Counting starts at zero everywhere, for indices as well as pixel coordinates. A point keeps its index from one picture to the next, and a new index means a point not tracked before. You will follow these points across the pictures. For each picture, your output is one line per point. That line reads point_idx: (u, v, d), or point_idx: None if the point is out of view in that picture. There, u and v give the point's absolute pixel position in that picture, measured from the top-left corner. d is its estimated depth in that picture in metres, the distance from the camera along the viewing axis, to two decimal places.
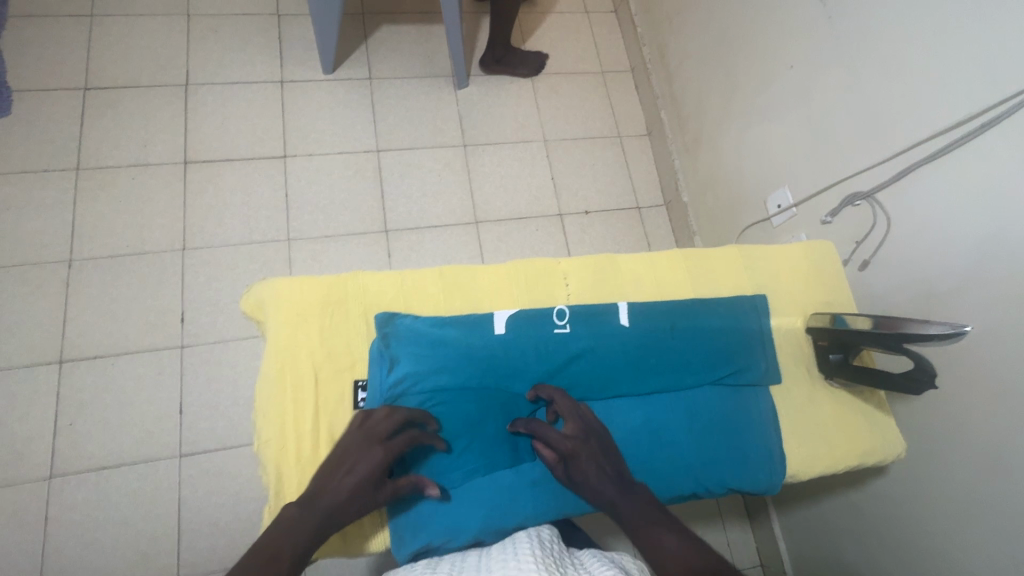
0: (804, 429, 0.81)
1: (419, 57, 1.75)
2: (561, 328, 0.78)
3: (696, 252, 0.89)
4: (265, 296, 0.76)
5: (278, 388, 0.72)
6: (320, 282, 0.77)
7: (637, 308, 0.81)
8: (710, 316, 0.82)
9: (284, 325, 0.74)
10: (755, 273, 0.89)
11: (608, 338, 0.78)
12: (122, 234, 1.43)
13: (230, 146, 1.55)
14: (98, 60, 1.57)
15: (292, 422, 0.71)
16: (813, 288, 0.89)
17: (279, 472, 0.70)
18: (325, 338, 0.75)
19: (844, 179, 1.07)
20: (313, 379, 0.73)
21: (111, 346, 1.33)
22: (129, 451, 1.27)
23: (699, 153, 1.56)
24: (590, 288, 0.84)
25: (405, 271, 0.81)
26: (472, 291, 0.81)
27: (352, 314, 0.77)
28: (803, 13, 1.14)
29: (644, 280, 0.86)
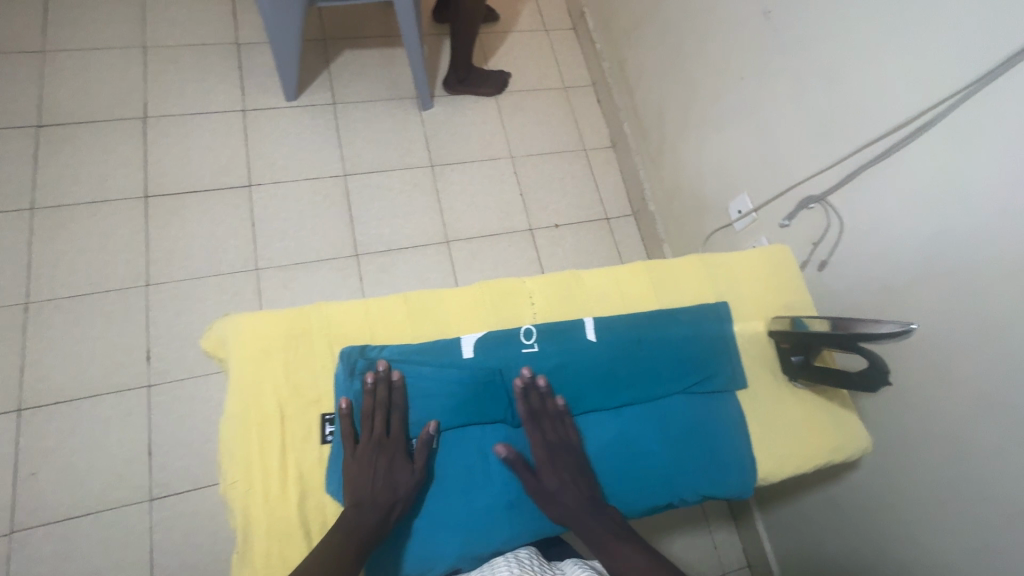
0: (772, 431, 0.83)
1: (383, 80, 1.76)
2: (529, 347, 0.78)
3: (660, 263, 0.90)
4: (227, 333, 0.75)
5: (243, 427, 0.70)
6: (281, 315, 0.76)
7: (604, 323, 0.82)
8: (677, 326, 0.83)
9: (246, 362, 0.72)
10: (718, 281, 0.91)
11: (576, 355, 0.79)
12: (83, 274, 1.39)
13: (193, 178, 1.53)
14: (52, 97, 1.54)
15: (259, 461, 0.70)
16: (774, 292, 0.91)
17: (247, 515, 0.68)
18: (290, 372, 0.74)
19: (798, 184, 1.11)
20: (279, 415, 0.72)
21: (74, 390, 1.29)
22: (96, 498, 1.22)
23: (662, 163, 1.60)
24: (556, 306, 0.84)
25: (369, 299, 0.80)
26: (438, 315, 0.81)
27: (316, 346, 0.76)
28: (747, 27, 1.19)
29: (610, 294, 0.86)
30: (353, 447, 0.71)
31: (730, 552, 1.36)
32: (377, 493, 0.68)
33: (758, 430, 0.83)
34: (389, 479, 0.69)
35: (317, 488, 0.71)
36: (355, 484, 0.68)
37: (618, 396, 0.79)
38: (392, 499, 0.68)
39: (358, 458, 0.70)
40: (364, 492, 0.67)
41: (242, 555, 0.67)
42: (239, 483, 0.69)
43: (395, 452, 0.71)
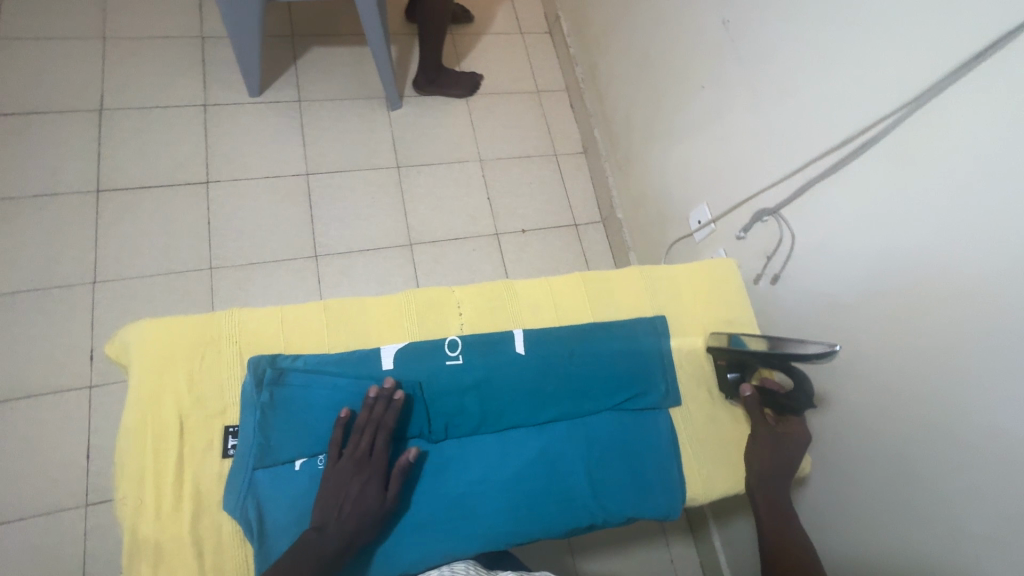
0: (704, 450, 0.82)
1: (351, 79, 1.73)
2: (452, 359, 0.76)
3: (596, 274, 0.88)
4: (129, 339, 0.71)
5: (137, 440, 0.67)
6: (190, 321, 0.73)
7: (533, 335, 0.79)
8: (608, 340, 0.82)
9: (146, 370, 0.69)
10: (657, 294, 0.89)
11: (502, 368, 0.76)
12: (27, 269, 1.34)
13: (148, 173, 1.49)
14: (3, 86, 1.50)
15: (151, 476, 0.67)
16: (713, 307, 0.90)
17: (134, 535, 0.65)
18: (194, 382, 0.71)
19: (753, 197, 1.10)
20: (178, 427, 0.69)
21: (10, 390, 1.24)
22: (28, 503, 1.17)
23: (629, 171, 1.58)
24: (486, 316, 0.81)
25: (287, 306, 0.77)
26: (360, 323, 0.78)
27: (225, 354, 0.73)
28: (707, 36, 1.18)
29: (543, 305, 0.84)
30: (332, 465, 0.68)
31: (685, 567, 1.34)
32: (345, 519, 0.65)
33: (688, 448, 0.82)
34: (359, 504, 0.66)
35: (213, 506, 0.68)
36: (325, 505, 0.66)
37: (546, 415, 0.77)
38: (360, 524, 0.66)
39: (337, 477, 0.67)
40: (332, 516, 0.65)
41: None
42: (129, 500, 0.66)
43: (377, 473, 0.68)
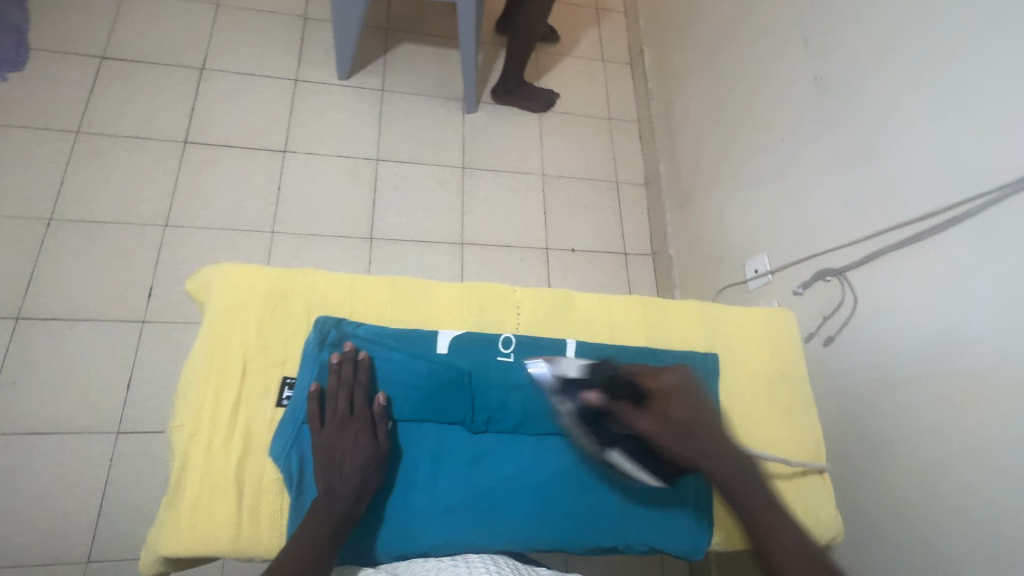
0: (740, 496, 0.80)
1: (434, 78, 1.80)
2: (504, 356, 0.78)
3: (657, 302, 0.88)
4: (212, 279, 0.76)
5: (203, 373, 0.71)
6: (270, 273, 0.77)
7: (586, 349, 0.81)
8: (659, 368, 0.81)
9: (222, 311, 0.73)
10: (714, 332, 0.88)
11: (552, 375, 0.76)
12: (108, 202, 1.42)
13: (232, 133, 1.57)
14: (121, 34, 1.61)
15: (210, 410, 0.70)
16: (769, 356, 0.88)
17: (184, 463, 0.67)
18: (263, 330, 0.74)
19: (817, 254, 1.08)
20: (240, 368, 0.72)
21: (71, 311, 1.31)
22: (65, 420, 1.23)
23: (689, 210, 1.58)
24: (542, 322, 0.83)
25: (359, 276, 0.81)
26: (422, 306, 0.81)
27: (296, 309, 0.77)
28: (795, 90, 1.18)
29: (599, 321, 0.85)
30: (319, 431, 0.69)
31: None
32: (346, 479, 0.67)
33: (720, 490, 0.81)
34: (356, 461, 0.68)
35: (260, 449, 0.71)
36: (327, 470, 0.68)
37: (531, 412, 0.77)
38: (365, 478, 0.68)
39: (328, 442, 0.69)
40: (337, 475, 0.67)
41: (172, 500, 0.66)
42: (186, 428, 0.69)
43: (362, 429, 0.70)
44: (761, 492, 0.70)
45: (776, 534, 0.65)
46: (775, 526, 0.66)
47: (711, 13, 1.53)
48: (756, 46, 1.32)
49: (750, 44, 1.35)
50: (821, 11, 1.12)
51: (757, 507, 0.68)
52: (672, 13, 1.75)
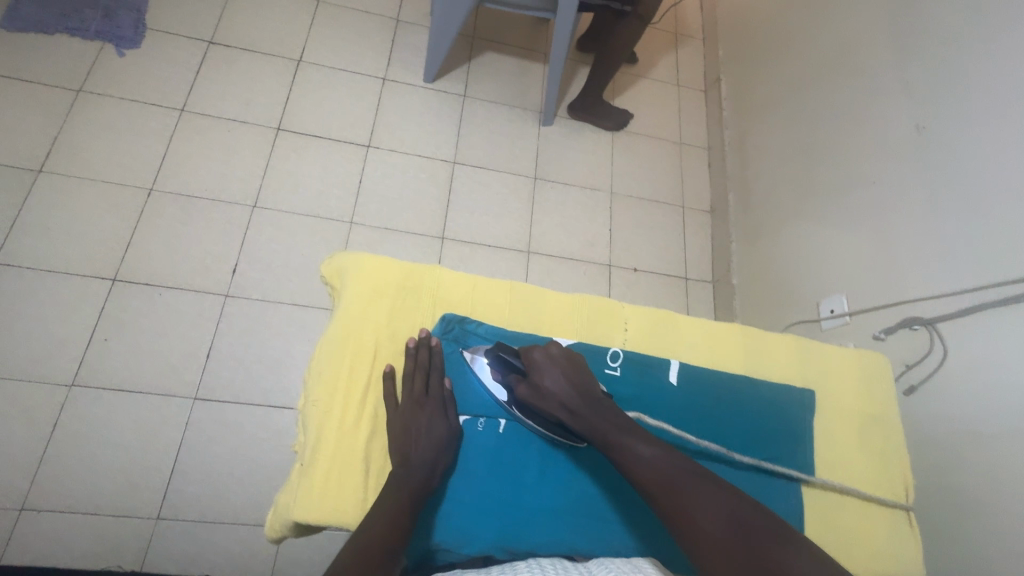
0: (829, 532, 0.83)
1: (514, 88, 1.84)
2: (611, 370, 0.84)
3: (752, 331, 0.95)
4: (349, 266, 0.86)
5: (341, 351, 0.80)
6: (400, 266, 0.87)
7: (687, 370, 0.87)
8: (757, 397, 0.87)
9: (360, 295, 0.83)
10: (809, 370, 0.94)
11: (657, 392, 0.83)
12: (204, 178, 1.50)
13: (322, 124, 1.64)
14: (229, 21, 1.70)
15: (345, 388, 0.78)
16: (860, 400, 0.94)
17: (319, 434, 0.75)
18: (393, 318, 0.84)
19: (905, 301, 1.08)
20: (370, 354, 0.81)
21: (162, 277, 1.38)
22: (149, 380, 1.29)
23: (758, 242, 1.58)
24: (645, 339, 0.90)
25: (480, 278, 0.91)
26: (538, 313, 0.90)
27: (422, 304, 0.87)
28: (895, 137, 1.19)
29: (698, 344, 0.92)
30: (393, 408, 0.78)
31: None
32: (422, 452, 0.73)
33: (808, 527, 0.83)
34: (430, 435, 0.75)
35: (383, 432, 0.79)
36: (404, 443, 0.75)
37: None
38: (437, 453, 0.74)
39: (403, 417, 0.77)
40: (413, 446, 0.74)
41: (308, 469, 0.73)
42: (321, 404, 0.77)
43: (434, 408, 0.78)
44: (705, 497, 0.66)
45: (713, 535, 0.63)
46: (711, 527, 0.63)
47: (802, 51, 1.55)
48: (853, 89, 1.34)
49: (846, 86, 1.36)
50: (929, 63, 1.14)
51: (673, 505, 0.66)
52: (757, 45, 1.76)
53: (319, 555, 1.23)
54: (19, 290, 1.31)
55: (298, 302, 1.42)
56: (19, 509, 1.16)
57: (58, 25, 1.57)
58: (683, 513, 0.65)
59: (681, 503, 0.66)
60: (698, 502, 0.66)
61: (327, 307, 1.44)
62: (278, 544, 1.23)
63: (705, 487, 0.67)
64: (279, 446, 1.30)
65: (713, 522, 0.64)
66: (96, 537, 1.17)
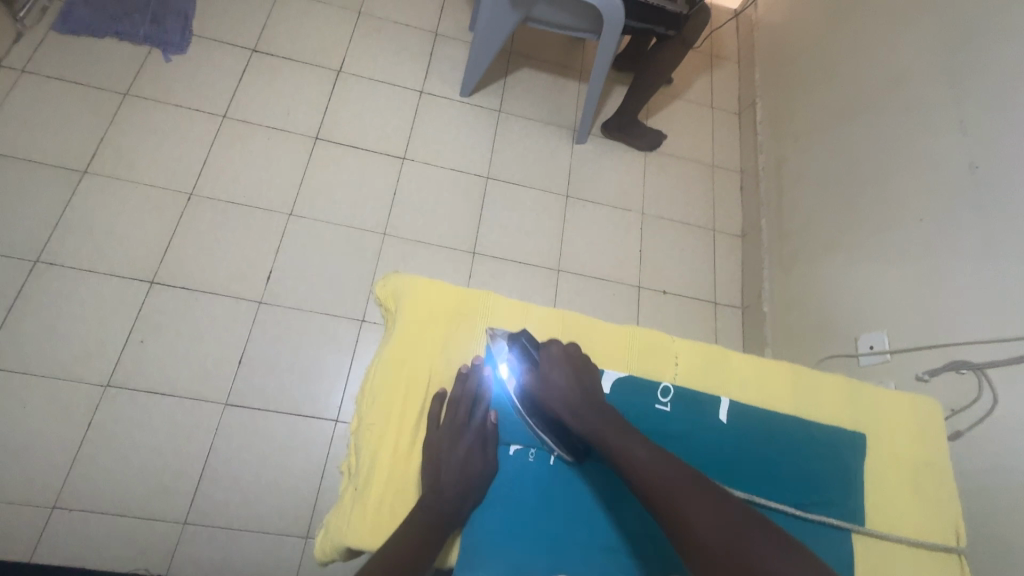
0: (878, 575, 0.86)
1: (549, 105, 1.84)
2: (662, 404, 0.88)
3: (805, 370, 0.99)
4: (402, 288, 0.91)
5: (394, 372, 0.85)
6: (452, 290, 0.92)
7: (736, 407, 0.90)
8: (808, 439, 0.90)
9: (413, 316, 0.88)
10: (858, 411, 0.97)
11: (707, 429, 0.87)
12: (242, 185, 1.52)
13: (360, 135, 1.65)
14: (272, 30, 1.73)
15: (398, 412, 0.82)
16: (916, 444, 0.96)
17: (375, 456, 0.80)
18: (447, 341, 0.89)
19: (952, 344, 1.08)
20: (427, 379, 0.86)
21: (199, 282, 1.40)
22: (182, 384, 1.31)
23: (793, 271, 1.57)
24: (697, 375, 0.95)
25: (531, 304, 0.95)
26: (591, 343, 0.93)
27: (477, 331, 0.91)
28: (946, 175, 1.18)
29: (750, 381, 0.96)
30: (435, 428, 0.82)
31: None
32: (456, 481, 0.76)
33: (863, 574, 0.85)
34: (466, 466, 0.78)
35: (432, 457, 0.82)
36: (437, 465, 0.78)
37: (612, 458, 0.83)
38: (467, 486, 0.77)
39: (441, 440, 0.80)
40: (444, 474, 0.77)
41: (364, 493, 0.77)
42: (375, 427, 0.81)
43: (476, 440, 0.81)
44: (704, 504, 0.63)
45: (706, 541, 0.60)
46: (706, 532, 0.61)
47: (845, 81, 1.54)
48: (900, 124, 1.33)
49: (893, 120, 1.35)
50: (986, 102, 1.13)
51: (663, 502, 0.64)
52: (798, 71, 1.75)
53: (342, 568, 1.23)
54: (60, 289, 1.33)
55: (331, 312, 1.43)
56: (51, 506, 1.18)
57: (108, 28, 1.60)
58: (677, 517, 0.63)
59: (674, 505, 0.64)
60: (690, 503, 0.63)
61: (358, 319, 1.44)
62: (302, 556, 1.23)
63: (697, 490, 0.65)
64: (307, 456, 1.30)
65: (708, 528, 0.61)
66: (125, 538, 1.18)
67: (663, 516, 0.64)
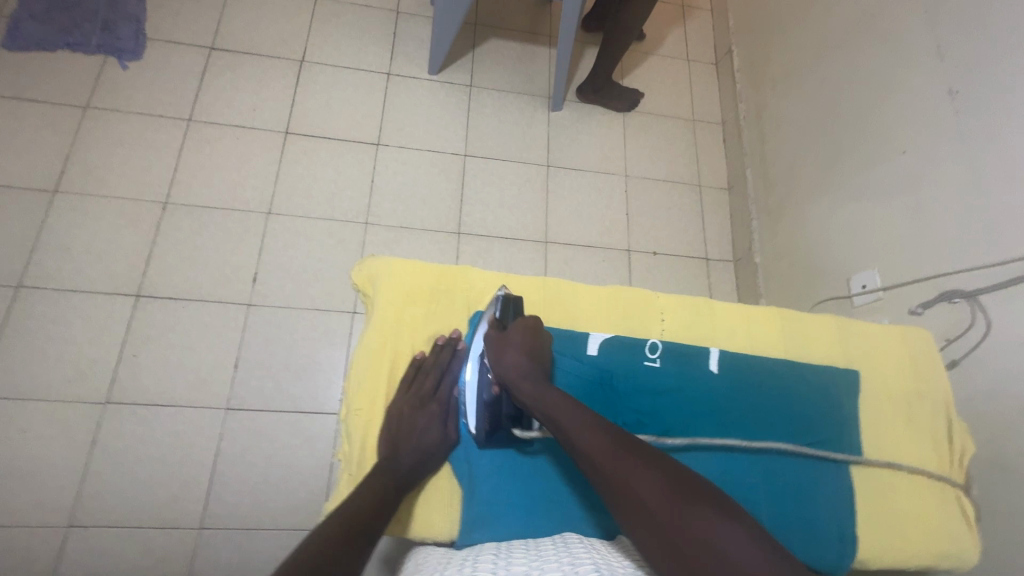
0: (877, 508, 0.90)
1: (520, 74, 1.80)
2: (651, 360, 0.89)
3: (791, 313, 1.01)
4: (379, 270, 0.91)
5: (379, 356, 0.87)
6: (428, 269, 0.92)
7: (725, 356, 0.92)
8: (799, 381, 0.92)
9: (392, 298, 0.89)
10: (848, 348, 1.00)
11: (697, 379, 0.89)
12: (217, 188, 1.49)
13: (331, 125, 1.62)
14: (229, 25, 1.68)
15: (383, 394, 0.85)
16: (906, 376, 1.00)
17: (363, 439, 0.82)
18: (428, 319, 0.90)
19: (944, 274, 1.08)
20: (409, 356, 0.89)
21: (185, 291, 1.39)
22: (180, 393, 1.31)
23: (782, 218, 1.55)
24: (683, 327, 0.96)
25: (511, 275, 0.95)
26: (573, 307, 0.94)
27: (457, 306, 0.92)
28: (927, 103, 1.16)
29: (738, 330, 0.97)
30: (404, 392, 0.85)
31: None
32: (414, 449, 0.79)
33: (863, 508, 0.89)
34: (422, 433, 0.81)
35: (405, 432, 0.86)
36: (397, 431, 0.80)
37: (527, 447, 0.84)
38: (424, 455, 0.80)
39: (407, 405, 0.83)
40: (404, 442, 0.79)
41: (355, 477, 0.80)
42: (362, 412, 0.84)
43: (436, 412, 0.84)
44: (648, 471, 0.61)
45: (647, 506, 0.58)
46: (650, 499, 0.59)
47: (819, 18, 1.49)
48: (877, 56, 1.30)
49: (868, 50, 1.32)
50: (962, 23, 1.10)
51: (606, 482, 0.63)
52: (770, 13, 1.70)
53: None
54: (46, 312, 1.32)
55: (321, 308, 1.42)
56: (66, 526, 1.19)
57: (59, 41, 1.55)
58: (618, 490, 0.61)
59: (612, 481, 0.62)
60: (629, 477, 0.61)
61: (349, 311, 1.43)
62: None
63: (630, 462, 0.62)
64: (314, 452, 1.31)
65: (650, 495, 0.59)
66: (143, 549, 1.19)
67: (605, 484, 0.63)
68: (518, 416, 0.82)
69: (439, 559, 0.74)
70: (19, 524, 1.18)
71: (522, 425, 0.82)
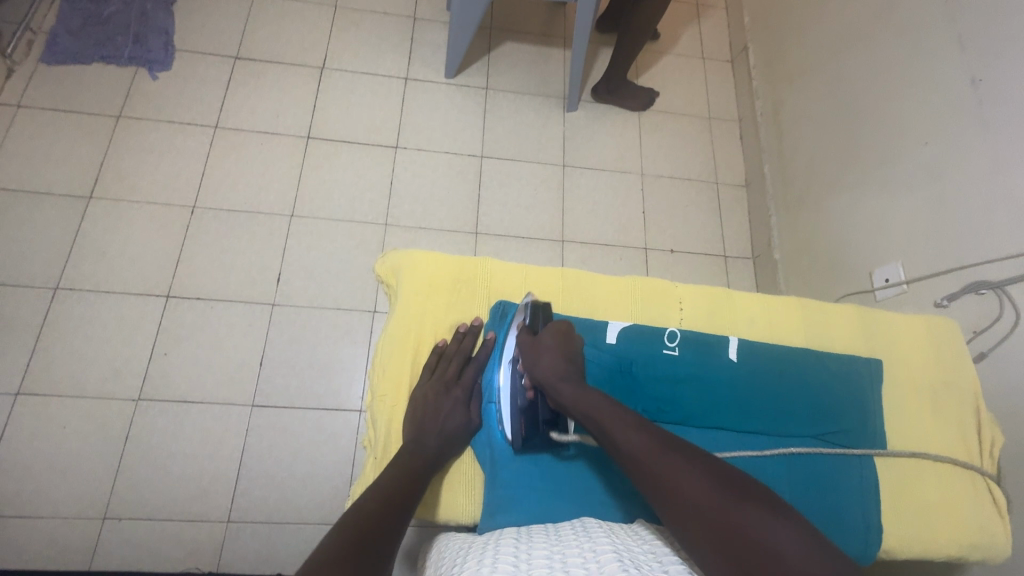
0: (903, 498, 0.88)
1: (536, 76, 1.82)
2: (671, 349, 0.89)
3: (811, 303, 1.00)
4: (400, 263, 0.93)
5: (401, 345, 0.89)
6: (449, 260, 0.94)
7: (745, 344, 0.92)
8: (822, 370, 0.91)
9: (414, 290, 0.91)
10: (870, 338, 0.99)
11: (716, 367, 0.89)
12: (241, 192, 1.54)
13: (351, 130, 1.66)
14: (252, 35, 1.73)
15: (407, 382, 0.87)
16: (931, 366, 0.98)
17: (388, 425, 0.84)
18: (450, 309, 0.92)
19: (969, 266, 1.06)
20: (430, 345, 0.90)
21: (213, 292, 1.43)
22: (209, 390, 1.35)
23: (801, 214, 1.53)
24: (701, 316, 0.96)
25: (531, 267, 0.97)
26: (592, 297, 0.95)
27: (478, 296, 0.94)
28: (948, 94, 1.14)
29: (757, 320, 0.97)
30: (427, 378, 0.86)
31: None
32: (439, 432, 0.81)
33: (888, 500, 0.88)
34: (447, 417, 0.83)
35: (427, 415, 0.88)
36: (422, 415, 0.82)
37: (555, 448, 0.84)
38: (449, 439, 0.82)
39: (431, 391, 0.84)
40: (430, 425, 0.81)
41: (381, 462, 0.82)
42: (387, 400, 0.86)
43: (460, 396, 0.86)
44: (694, 470, 0.62)
45: (697, 506, 0.58)
46: (700, 499, 0.59)
47: (836, 12, 1.48)
48: (896, 48, 1.28)
49: (887, 44, 1.31)
50: (983, 12, 1.08)
51: (651, 481, 0.63)
52: (786, 9, 1.70)
53: None
54: (82, 313, 1.38)
55: (342, 308, 1.45)
56: (102, 518, 1.23)
57: (94, 54, 1.62)
58: (664, 488, 0.61)
59: (658, 481, 0.62)
60: (676, 478, 0.61)
61: (370, 310, 1.46)
62: None
63: (676, 464, 0.63)
64: (336, 448, 1.33)
65: (699, 495, 0.59)
66: (174, 541, 1.23)
67: (650, 484, 0.63)
68: (554, 419, 0.82)
69: (462, 542, 0.75)
70: (57, 516, 1.22)
71: (558, 427, 0.82)
